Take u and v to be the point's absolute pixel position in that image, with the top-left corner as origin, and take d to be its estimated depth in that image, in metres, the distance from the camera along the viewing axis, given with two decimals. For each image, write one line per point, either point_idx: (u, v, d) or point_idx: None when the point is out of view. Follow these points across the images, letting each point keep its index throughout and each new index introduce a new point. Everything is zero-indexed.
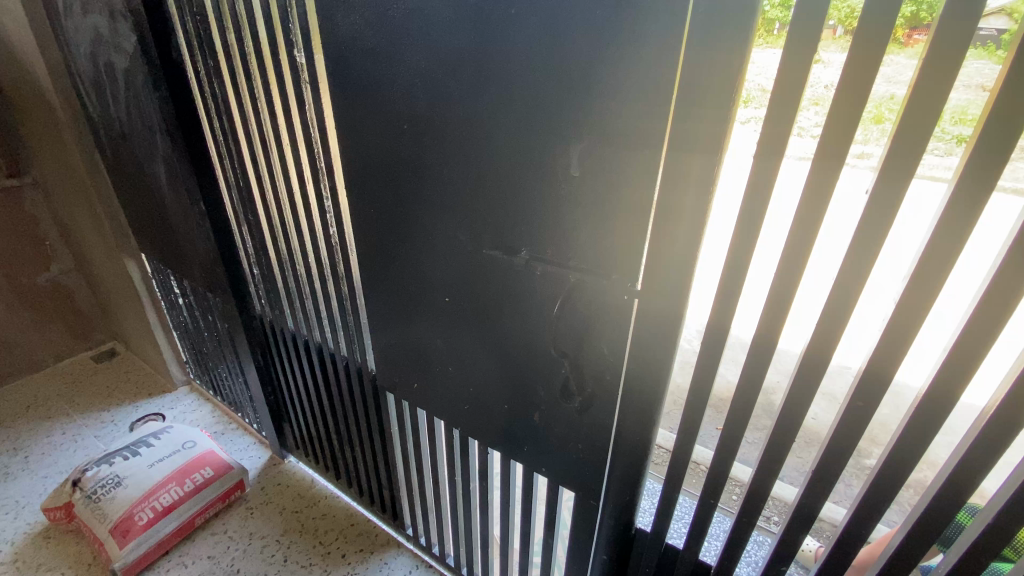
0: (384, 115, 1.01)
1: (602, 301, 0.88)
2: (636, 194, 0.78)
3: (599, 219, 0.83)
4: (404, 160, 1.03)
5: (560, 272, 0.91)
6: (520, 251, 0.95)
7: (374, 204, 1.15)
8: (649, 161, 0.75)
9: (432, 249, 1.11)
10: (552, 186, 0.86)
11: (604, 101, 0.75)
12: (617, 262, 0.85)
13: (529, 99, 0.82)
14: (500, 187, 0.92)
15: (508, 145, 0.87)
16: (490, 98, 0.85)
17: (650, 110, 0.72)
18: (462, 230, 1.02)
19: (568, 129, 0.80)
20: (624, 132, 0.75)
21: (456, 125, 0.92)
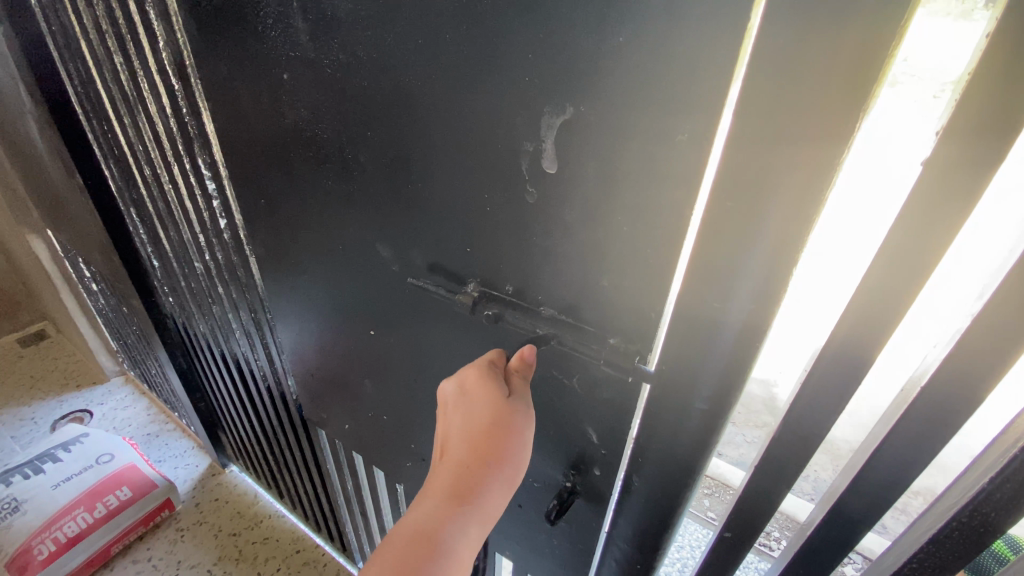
0: (256, 57, 0.64)
1: (591, 370, 0.56)
2: (661, 220, 0.44)
3: (592, 249, 0.49)
4: (293, 133, 0.67)
5: (528, 326, 0.57)
6: (472, 284, 0.61)
7: (264, 194, 0.79)
8: (690, 163, 0.40)
9: (344, 263, 0.76)
10: (515, 191, 0.51)
11: (608, 40, 0.39)
12: (619, 323, 0.51)
13: (475, 37, 0.46)
14: (434, 186, 0.57)
15: (442, 119, 0.52)
16: (408, 33, 0.49)
17: (701, 63, 0.36)
18: (384, 246, 0.68)
19: (540, 94, 0.44)
20: (639, 102, 0.40)
21: (359, 81, 0.56)
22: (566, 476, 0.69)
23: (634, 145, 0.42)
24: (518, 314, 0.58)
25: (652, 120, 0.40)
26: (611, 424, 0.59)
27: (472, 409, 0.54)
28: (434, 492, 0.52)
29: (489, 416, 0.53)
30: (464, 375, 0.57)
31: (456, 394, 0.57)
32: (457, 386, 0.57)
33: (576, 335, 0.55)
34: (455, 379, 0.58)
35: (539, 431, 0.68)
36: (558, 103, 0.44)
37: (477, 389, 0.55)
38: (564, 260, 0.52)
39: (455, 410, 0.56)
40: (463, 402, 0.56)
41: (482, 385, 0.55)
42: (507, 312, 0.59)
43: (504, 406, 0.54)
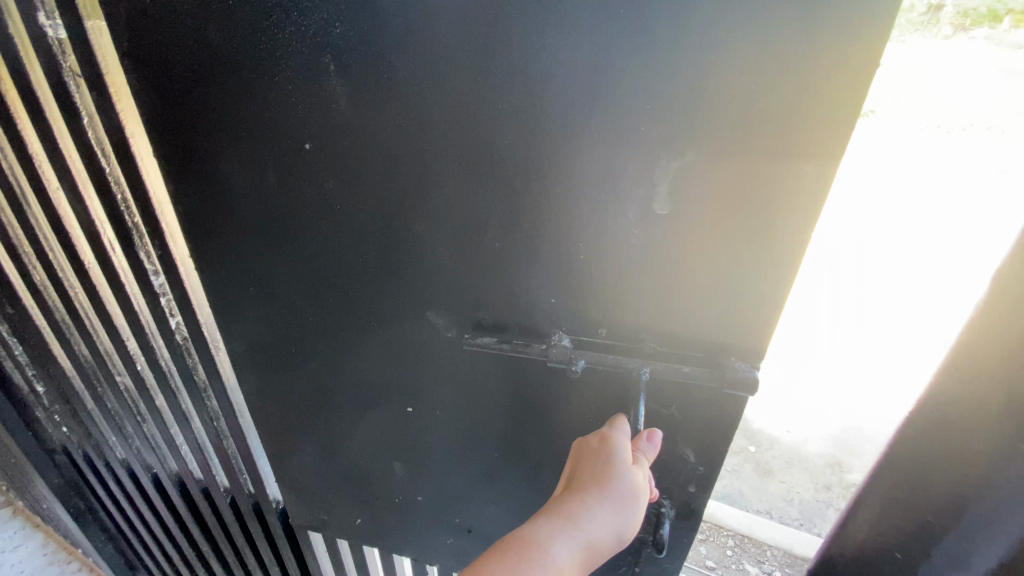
0: (260, 127, 0.54)
1: (698, 393, 0.58)
2: (781, 243, 0.48)
3: (702, 278, 0.51)
4: (315, 208, 0.58)
5: (636, 364, 0.56)
6: (559, 334, 0.58)
7: (260, 281, 0.67)
8: (813, 188, 0.45)
9: (377, 340, 0.68)
10: (619, 236, 0.51)
11: (734, 87, 0.42)
12: (727, 345, 0.54)
13: (581, 89, 0.46)
14: (518, 241, 0.55)
15: (537, 175, 0.51)
16: (495, 93, 0.48)
17: (830, 102, 0.41)
18: (438, 314, 0.63)
19: (656, 141, 0.46)
20: (758, 140, 0.44)
21: (426, 147, 0.52)
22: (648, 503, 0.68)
23: (754, 179, 0.45)
24: (620, 352, 0.57)
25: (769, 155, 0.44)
26: (709, 443, 0.62)
27: (595, 454, 0.56)
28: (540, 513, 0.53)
29: (606, 463, 0.54)
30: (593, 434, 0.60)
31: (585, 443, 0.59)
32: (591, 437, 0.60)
33: (686, 362, 0.56)
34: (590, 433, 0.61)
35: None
36: (639, 149, 0.47)
37: (603, 438, 0.57)
38: (670, 295, 0.53)
39: (578, 458, 0.58)
40: (589, 448, 0.57)
41: (605, 437, 0.57)
42: (605, 355, 0.57)
43: (623, 456, 0.54)
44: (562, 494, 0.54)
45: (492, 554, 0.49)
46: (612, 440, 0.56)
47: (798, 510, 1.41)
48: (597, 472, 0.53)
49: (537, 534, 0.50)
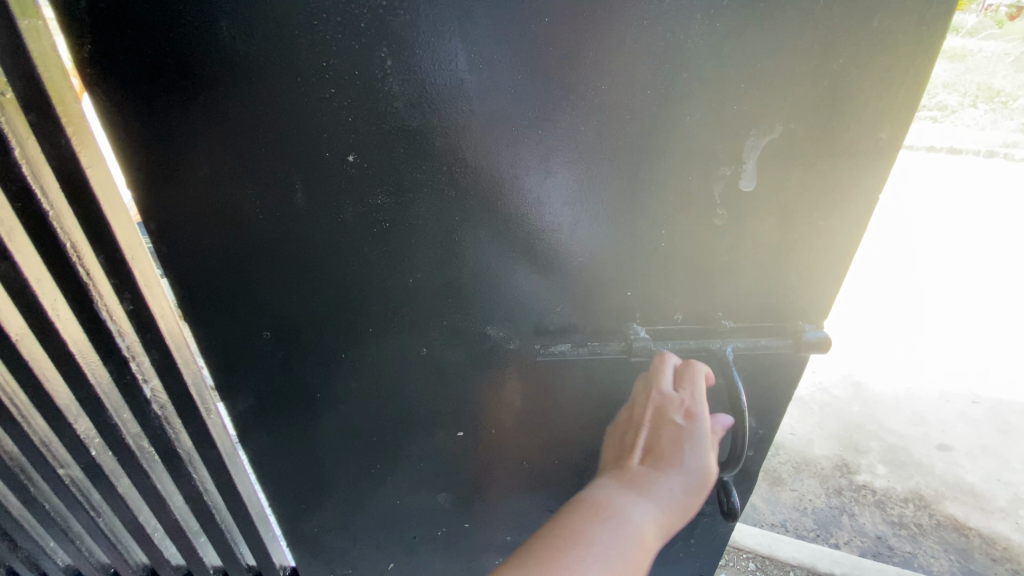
0: (289, 140, 0.46)
1: (766, 362, 0.60)
2: (853, 209, 0.49)
3: (777, 251, 0.52)
4: (352, 226, 0.51)
5: (717, 343, 0.56)
6: (635, 327, 0.57)
7: (276, 321, 0.57)
8: (886, 155, 0.47)
9: (425, 367, 0.61)
10: (701, 218, 0.51)
11: (821, 58, 0.43)
12: (796, 310, 0.56)
13: (671, 70, 0.44)
14: (595, 237, 0.53)
15: (605, 165, 0.49)
16: (573, 83, 0.45)
17: (908, 68, 0.43)
18: (500, 326, 0.58)
19: (744, 119, 0.45)
20: (837, 111, 0.45)
21: (494, 146, 0.48)
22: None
23: (830, 149, 0.47)
24: (699, 334, 0.57)
25: (846, 126, 0.46)
26: (769, 408, 0.64)
27: (679, 426, 0.51)
28: (612, 483, 0.49)
29: (674, 431, 0.51)
30: (647, 383, 0.56)
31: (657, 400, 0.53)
32: (666, 392, 0.53)
33: (761, 334, 0.57)
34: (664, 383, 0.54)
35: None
36: (560, 126, 0.47)
37: (689, 411, 0.51)
38: (746, 271, 0.53)
39: (649, 420, 0.52)
40: (667, 416, 0.52)
41: (667, 395, 0.53)
42: (686, 341, 0.57)
43: (690, 424, 0.51)
44: (635, 466, 0.50)
45: (559, 526, 0.46)
46: (678, 402, 0.52)
47: (812, 520, 1.73)
48: (664, 439, 0.50)
49: (606, 504, 0.47)
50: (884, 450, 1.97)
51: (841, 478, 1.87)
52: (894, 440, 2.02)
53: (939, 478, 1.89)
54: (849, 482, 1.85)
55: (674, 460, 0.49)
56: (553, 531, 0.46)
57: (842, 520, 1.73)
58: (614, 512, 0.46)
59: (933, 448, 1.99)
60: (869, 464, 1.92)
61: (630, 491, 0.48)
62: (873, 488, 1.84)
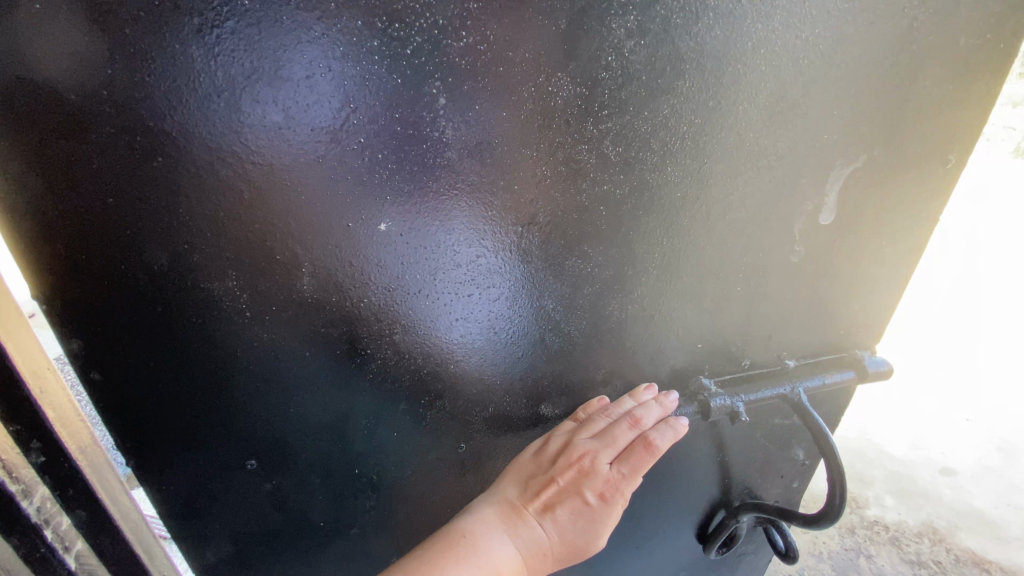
0: (294, 207, 0.34)
1: (829, 400, 0.56)
2: (916, 233, 0.47)
3: (846, 282, 0.48)
4: (372, 309, 0.38)
5: (789, 386, 0.51)
6: (703, 379, 0.50)
7: (264, 443, 0.43)
8: (949, 176, 0.45)
9: (463, 463, 0.50)
10: (778, 258, 0.45)
11: (921, 78, 0.39)
12: (854, 340, 0.53)
13: (779, 92, 0.37)
14: (668, 291, 0.44)
15: (673, 215, 0.40)
16: (667, 123, 0.36)
17: (987, 89, 0.41)
18: (552, 402, 0.49)
19: (834, 148, 0.40)
20: (919, 137, 0.42)
21: (564, 201, 0.37)
22: (734, 518, 0.65)
23: (908, 174, 0.43)
24: (767, 378, 0.51)
25: (922, 151, 0.43)
26: None
27: (586, 504, 0.44)
28: (498, 525, 0.42)
29: (597, 485, 0.44)
30: (592, 421, 0.46)
31: (589, 463, 0.44)
32: (604, 462, 0.44)
33: (824, 368, 0.53)
34: (608, 449, 0.45)
35: (727, 487, 0.65)
36: (467, 199, 0.36)
37: (608, 495, 0.44)
38: (813, 306, 0.49)
39: (567, 475, 0.44)
40: (586, 487, 0.44)
41: (611, 447, 0.45)
42: (759, 389, 0.50)
43: (616, 484, 0.44)
44: (527, 517, 0.43)
45: (440, 556, 0.40)
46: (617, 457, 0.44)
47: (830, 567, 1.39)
48: (585, 490, 0.44)
49: (496, 543, 0.41)
50: (888, 479, 1.64)
51: (851, 515, 1.54)
52: (896, 468, 1.66)
53: (950, 508, 1.54)
54: (859, 518, 1.53)
55: (582, 514, 0.43)
56: (432, 554, 0.40)
57: (860, 564, 1.40)
58: (482, 557, 0.40)
59: (936, 471, 1.63)
60: (876, 496, 1.59)
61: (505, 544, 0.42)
62: (886, 523, 1.52)
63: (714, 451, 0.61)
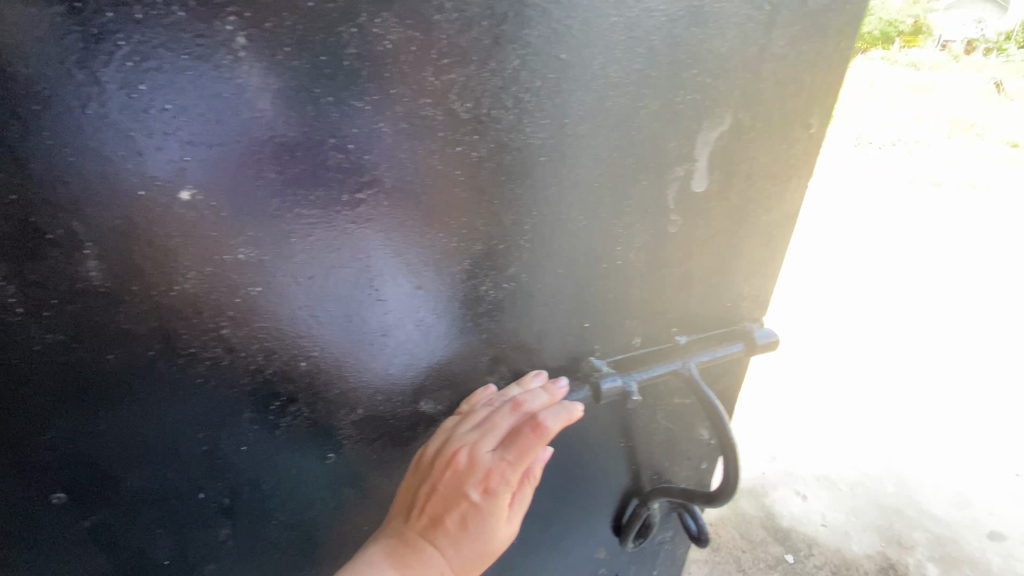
0: (73, 180, 0.27)
1: (724, 373, 0.55)
2: (789, 201, 0.48)
3: (728, 252, 0.48)
4: (195, 299, 0.32)
5: (681, 362, 0.50)
6: (596, 361, 0.48)
7: (76, 472, 0.35)
8: (813, 143, 0.45)
9: (338, 477, 0.43)
10: (654, 228, 0.44)
11: (775, 35, 0.39)
12: (743, 312, 0.53)
13: (636, 43, 0.35)
14: (548, 266, 0.42)
15: (540, 182, 0.37)
16: (519, 78, 0.33)
17: (837, 53, 0.42)
18: (435, 398, 0.44)
19: (699, 110, 0.39)
20: (780, 100, 0.42)
21: (416, 165, 0.33)
22: (649, 503, 0.63)
23: (773, 139, 0.43)
24: (659, 356, 0.51)
25: (785, 116, 0.43)
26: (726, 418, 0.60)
27: (472, 503, 0.41)
28: (386, 557, 0.40)
29: (482, 480, 0.41)
30: (472, 412, 0.43)
31: (468, 457, 0.41)
32: (483, 452, 0.41)
33: (716, 342, 0.52)
34: (486, 438, 0.42)
35: (637, 470, 0.63)
36: (295, 165, 0.31)
37: (492, 487, 0.41)
38: (697, 279, 0.48)
39: (446, 477, 0.41)
40: (470, 485, 0.41)
41: (490, 434, 0.42)
42: (649, 369, 0.50)
43: (504, 473, 0.41)
44: (415, 535, 0.41)
45: None
46: (498, 442, 0.41)
47: None
48: (470, 488, 0.41)
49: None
50: (931, 542, 1.48)
51: None
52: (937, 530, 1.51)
53: None
54: None
55: (473, 515, 0.41)
56: None
57: None
58: None
59: (984, 535, 1.50)
60: (917, 564, 1.42)
61: (394, 574, 0.39)
62: None
63: (621, 434, 0.59)
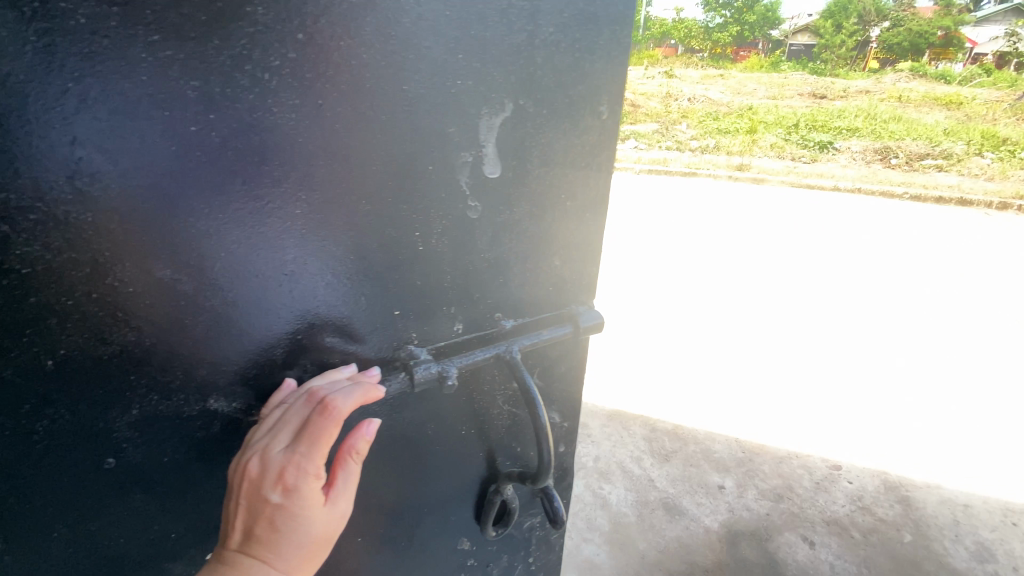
0: None
1: (555, 354, 0.57)
2: (592, 187, 0.50)
3: (539, 238, 0.50)
4: None
5: (504, 346, 0.50)
6: (415, 351, 0.47)
7: None
8: (607, 132, 0.48)
9: (117, 488, 0.40)
10: (456, 213, 0.44)
11: (542, 19, 0.40)
12: (569, 296, 0.55)
13: (390, 22, 0.35)
14: (342, 253, 0.41)
15: (309, 161, 0.37)
16: (255, 55, 0.33)
17: (615, 46, 0.45)
18: (227, 396, 0.41)
19: (473, 91, 0.40)
20: (560, 85, 0.44)
21: (146, 139, 0.31)
22: (504, 487, 0.63)
23: (565, 126, 0.45)
24: (484, 341, 0.51)
25: (570, 100, 0.45)
26: (571, 400, 0.62)
27: (274, 507, 0.37)
28: None
29: (280, 482, 0.38)
30: (268, 413, 0.41)
31: (262, 460, 0.38)
32: (277, 451, 0.38)
33: (542, 325, 0.53)
34: (280, 435, 0.39)
35: (492, 454, 0.63)
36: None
37: (292, 483, 0.38)
38: (512, 264, 0.49)
39: (244, 489, 0.38)
40: (268, 488, 0.38)
41: (283, 430, 0.39)
42: (473, 353, 0.50)
43: (304, 467, 0.38)
44: (220, 562, 0.37)
45: None
46: (290, 437, 0.39)
47: None
48: (268, 492, 0.38)
49: None
50: None
51: None
52: None
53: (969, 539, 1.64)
54: None
55: (278, 521, 0.37)
56: None
57: None
58: None
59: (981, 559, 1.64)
60: None
61: None
62: None
63: (471, 418, 0.59)
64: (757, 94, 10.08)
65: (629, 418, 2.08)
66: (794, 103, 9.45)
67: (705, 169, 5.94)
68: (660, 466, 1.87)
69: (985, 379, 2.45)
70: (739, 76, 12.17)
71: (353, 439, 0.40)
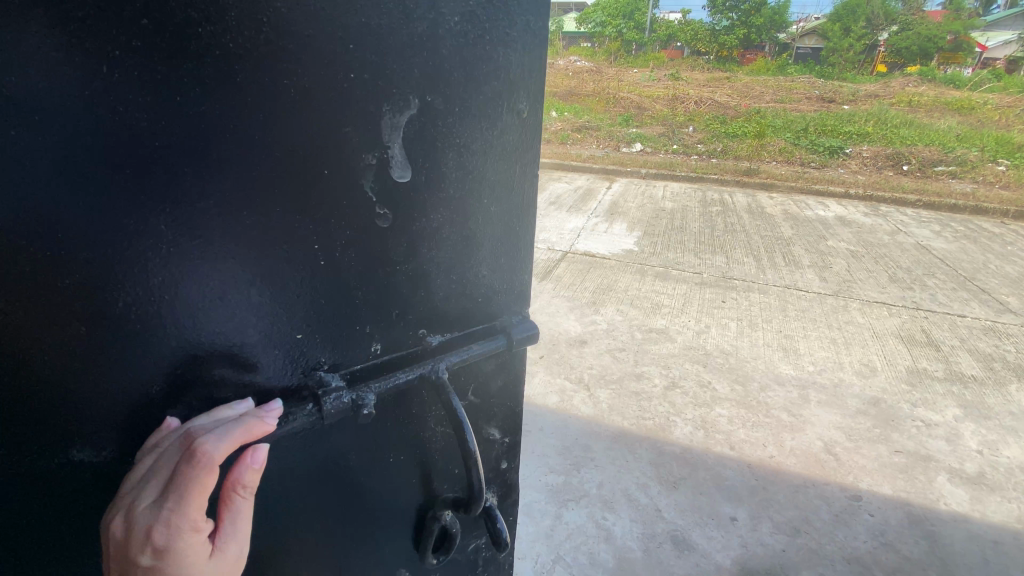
0: None
1: (483, 366, 0.57)
2: (517, 186, 0.53)
3: (455, 250, 0.50)
4: None
5: (430, 366, 0.50)
6: (322, 378, 0.44)
7: None
8: (527, 129, 0.51)
9: None
10: (362, 223, 0.42)
11: (444, 22, 0.41)
12: (489, 308, 0.56)
13: (266, 12, 0.33)
14: (233, 271, 0.37)
15: (189, 171, 0.33)
16: (107, 50, 0.29)
17: (533, 46, 0.48)
18: (93, 445, 0.36)
19: (375, 92, 0.39)
20: (467, 93, 0.44)
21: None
22: (442, 512, 0.57)
23: (484, 123, 0.47)
24: (407, 363, 0.50)
25: (477, 107, 0.45)
26: (503, 411, 0.63)
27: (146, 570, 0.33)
28: None
29: (148, 543, 0.33)
30: (135, 468, 0.36)
31: (127, 522, 0.33)
32: (144, 508, 0.34)
33: (471, 340, 0.54)
34: (146, 491, 0.34)
35: (429, 478, 0.58)
36: None
37: (163, 543, 0.33)
38: (434, 276, 0.49)
39: (109, 555, 0.33)
40: (135, 552, 0.33)
41: (149, 485, 0.34)
42: (395, 376, 0.48)
43: (174, 521, 0.33)
44: None
45: None
46: (156, 492, 0.34)
47: None
48: (135, 557, 0.33)
49: None
50: None
51: None
52: None
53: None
54: None
55: None
56: None
57: None
58: None
59: None
60: None
61: None
62: None
63: (405, 445, 0.54)
64: (764, 98, 9.97)
65: (635, 441, 1.99)
66: (802, 108, 9.34)
67: (712, 174, 5.83)
68: (668, 495, 1.77)
69: (1002, 400, 2.37)
70: (746, 80, 12.05)
71: (237, 472, 0.36)
